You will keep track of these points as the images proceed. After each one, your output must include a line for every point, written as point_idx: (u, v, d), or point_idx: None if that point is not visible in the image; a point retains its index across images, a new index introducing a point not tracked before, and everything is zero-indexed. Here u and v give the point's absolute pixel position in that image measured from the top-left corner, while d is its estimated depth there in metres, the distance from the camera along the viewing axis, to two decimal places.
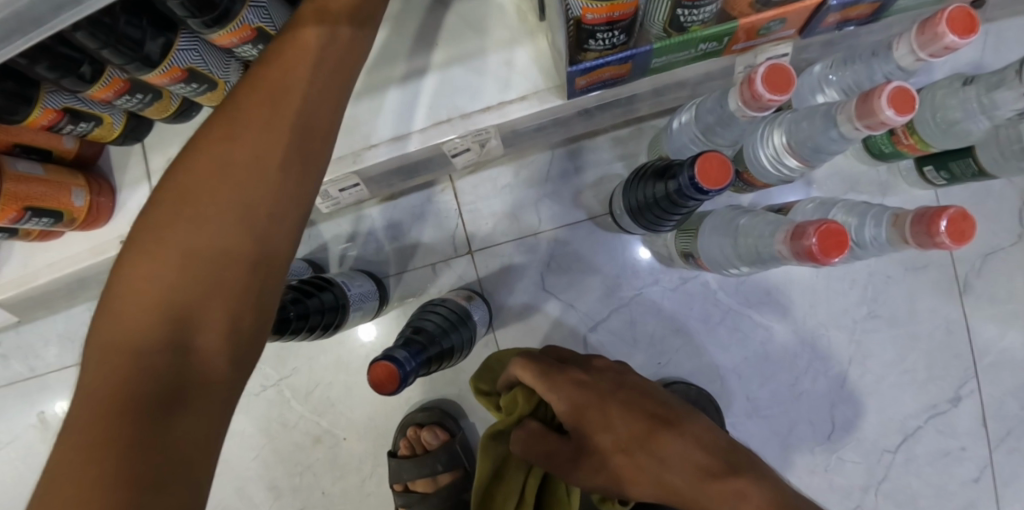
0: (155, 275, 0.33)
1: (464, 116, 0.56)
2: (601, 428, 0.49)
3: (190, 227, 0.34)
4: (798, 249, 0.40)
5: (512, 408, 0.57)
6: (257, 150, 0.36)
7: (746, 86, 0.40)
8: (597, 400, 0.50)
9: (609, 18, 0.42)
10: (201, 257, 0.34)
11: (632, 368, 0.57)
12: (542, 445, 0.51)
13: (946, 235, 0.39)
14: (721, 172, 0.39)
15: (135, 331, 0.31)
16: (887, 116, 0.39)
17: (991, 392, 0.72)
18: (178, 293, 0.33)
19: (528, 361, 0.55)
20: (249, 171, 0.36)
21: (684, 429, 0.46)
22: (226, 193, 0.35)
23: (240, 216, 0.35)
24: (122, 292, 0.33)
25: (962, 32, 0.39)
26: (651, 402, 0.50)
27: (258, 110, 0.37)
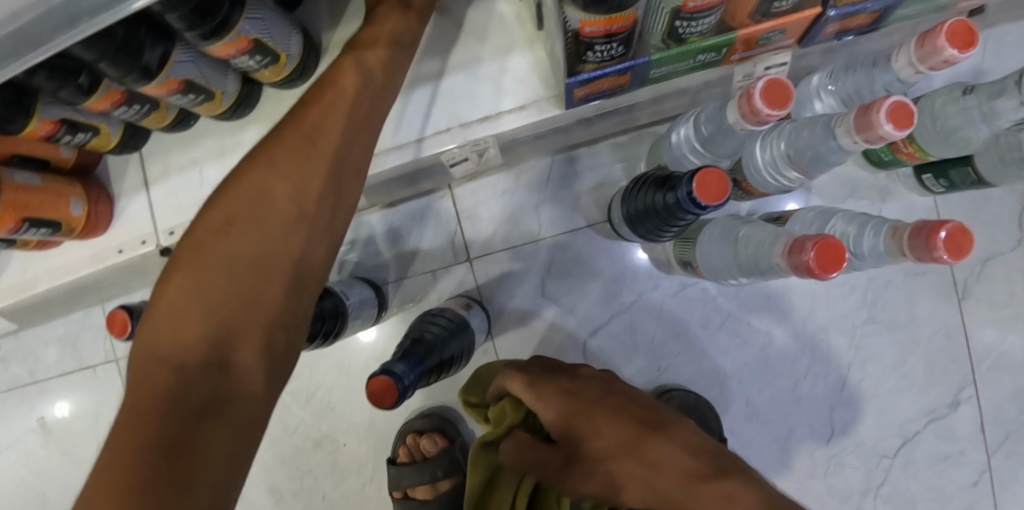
0: (202, 295, 0.37)
1: (462, 125, 0.56)
2: (590, 435, 0.49)
3: (232, 253, 0.38)
4: (796, 263, 0.41)
5: (502, 419, 0.58)
6: (292, 185, 0.39)
7: (745, 101, 0.40)
8: (585, 408, 0.51)
9: (607, 30, 0.42)
10: (240, 281, 0.38)
11: (616, 376, 0.57)
12: (533, 454, 0.51)
13: (945, 250, 0.39)
14: (720, 187, 0.38)
15: (184, 345, 0.36)
16: (887, 131, 0.39)
17: (990, 396, 0.72)
18: (221, 314, 0.37)
19: (516, 371, 0.56)
20: (286, 205, 0.39)
21: (671, 433, 0.47)
22: (264, 223, 0.39)
23: (276, 244, 0.39)
24: (172, 307, 0.37)
25: (962, 45, 0.39)
26: (638, 407, 0.51)
27: (296, 146, 0.40)
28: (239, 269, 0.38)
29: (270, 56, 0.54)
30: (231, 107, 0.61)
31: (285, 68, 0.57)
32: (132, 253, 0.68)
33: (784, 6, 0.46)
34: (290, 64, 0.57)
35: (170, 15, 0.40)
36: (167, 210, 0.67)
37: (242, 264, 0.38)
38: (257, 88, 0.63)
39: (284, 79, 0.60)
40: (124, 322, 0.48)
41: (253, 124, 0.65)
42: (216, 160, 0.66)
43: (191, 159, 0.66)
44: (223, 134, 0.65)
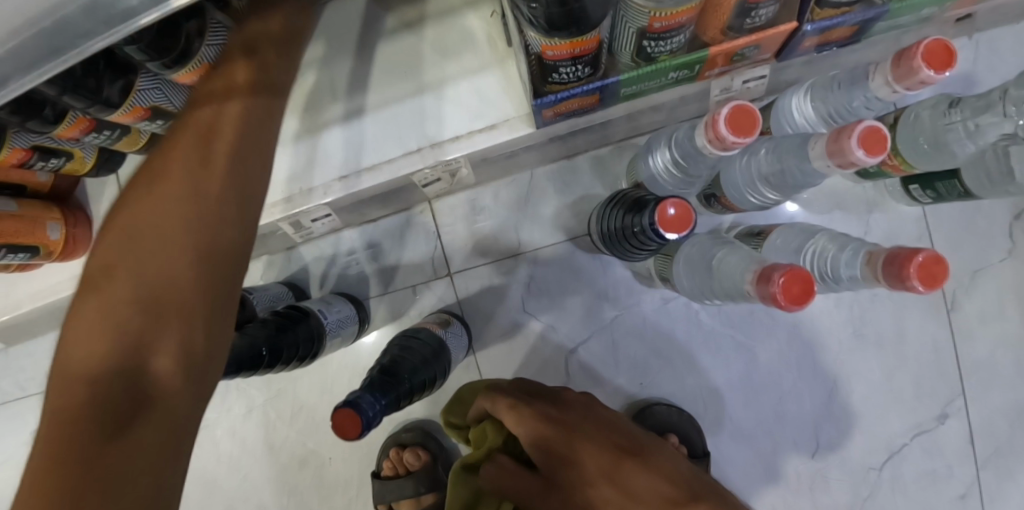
0: (121, 289, 0.33)
1: (433, 146, 0.55)
2: (569, 461, 0.47)
3: (127, 310, 0.32)
4: (763, 293, 0.39)
5: (482, 441, 0.56)
6: (201, 148, 0.35)
7: (710, 126, 0.39)
8: (564, 432, 0.49)
9: (572, 54, 0.41)
10: (158, 263, 0.33)
11: (598, 399, 0.57)
12: (511, 480, 0.47)
13: (917, 279, 0.38)
14: (683, 218, 0.37)
15: (95, 352, 0.31)
16: (858, 157, 0.38)
17: (979, 410, 0.71)
18: (139, 297, 0.33)
19: (494, 394, 0.54)
20: (194, 175, 0.34)
21: (650, 459, 0.47)
22: (170, 198, 0.34)
23: (190, 214, 0.34)
24: (82, 311, 0.33)
25: (938, 66, 0.38)
26: (618, 432, 0.50)
27: (190, 143, 0.35)
28: (153, 248, 0.33)
29: None
30: None
31: None
32: None
33: (757, 22, 0.44)
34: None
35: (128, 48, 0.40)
36: None
37: (155, 245, 0.33)
38: None
39: None
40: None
41: None
42: None
43: None
44: None
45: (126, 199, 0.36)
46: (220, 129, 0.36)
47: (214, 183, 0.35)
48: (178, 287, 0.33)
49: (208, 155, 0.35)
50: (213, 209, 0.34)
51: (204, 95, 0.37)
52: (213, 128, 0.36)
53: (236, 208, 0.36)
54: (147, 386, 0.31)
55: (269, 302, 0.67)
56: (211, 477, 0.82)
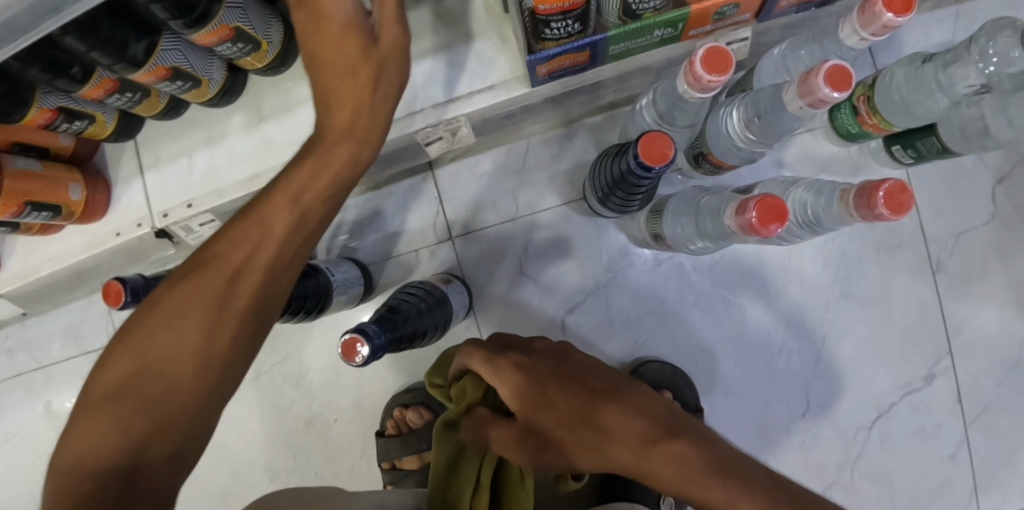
0: (144, 386, 0.33)
1: (435, 107, 0.59)
2: (542, 407, 0.49)
3: (137, 403, 0.32)
4: (741, 223, 0.42)
5: (462, 397, 0.59)
6: (242, 261, 0.36)
7: (688, 70, 0.42)
8: (538, 380, 0.51)
9: (561, 8, 0.44)
10: (177, 365, 0.34)
11: (573, 347, 0.58)
12: (491, 427, 0.53)
13: (883, 206, 0.40)
14: (665, 150, 0.41)
15: (95, 447, 0.31)
16: (825, 94, 0.41)
17: (966, 369, 0.73)
18: (159, 396, 0.33)
19: (470, 348, 0.56)
20: (227, 289, 0.36)
21: (624, 399, 0.47)
22: (199, 309, 0.35)
23: (220, 327, 0.35)
24: (91, 411, 0.33)
25: (899, 10, 0.41)
26: (594, 376, 0.51)
27: (239, 243, 0.36)
28: (174, 354, 0.34)
29: (252, 44, 0.57)
30: (217, 94, 0.64)
31: (267, 54, 0.60)
32: (128, 236, 0.71)
33: None
34: (272, 51, 0.60)
35: (155, 6, 0.44)
36: (160, 195, 0.70)
37: (177, 352, 0.34)
38: (243, 76, 0.66)
39: (265, 65, 0.62)
40: (119, 294, 0.52)
41: (239, 111, 0.68)
42: (206, 146, 0.69)
43: (181, 147, 0.70)
44: (211, 122, 0.69)
45: (160, 293, 0.36)
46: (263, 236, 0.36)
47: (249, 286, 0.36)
48: (191, 389, 0.34)
49: (253, 256, 0.36)
50: (238, 321, 0.36)
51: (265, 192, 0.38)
52: (265, 236, 0.36)
53: (257, 324, 0.37)
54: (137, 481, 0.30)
55: None
56: (220, 440, 0.85)
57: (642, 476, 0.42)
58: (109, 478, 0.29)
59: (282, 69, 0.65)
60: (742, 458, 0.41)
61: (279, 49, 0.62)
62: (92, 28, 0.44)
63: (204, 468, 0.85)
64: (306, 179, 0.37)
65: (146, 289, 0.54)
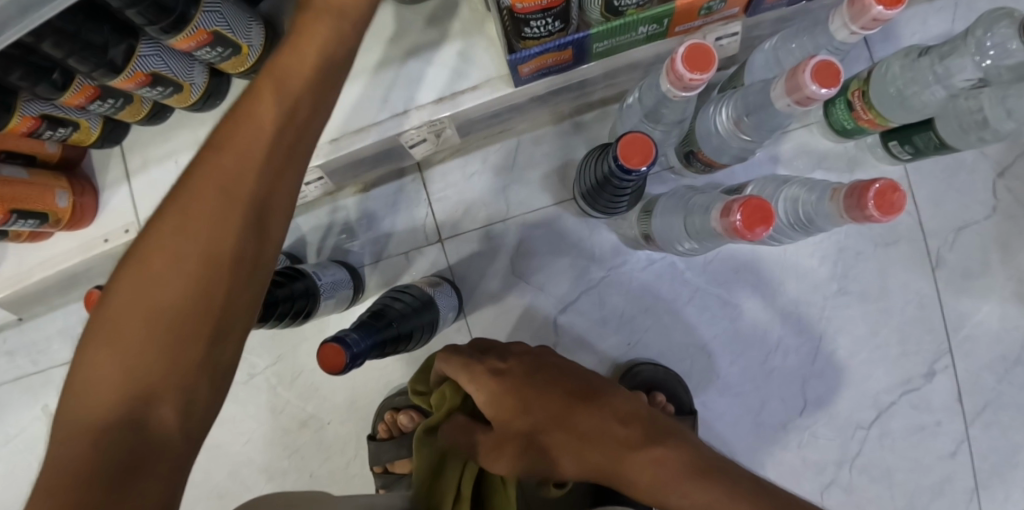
0: (138, 329, 0.28)
1: (418, 108, 0.58)
2: (520, 412, 0.49)
3: (129, 360, 0.28)
4: (725, 225, 0.41)
5: (442, 404, 0.57)
6: (235, 177, 0.32)
7: (670, 68, 0.41)
8: (514, 387, 0.51)
9: (540, 6, 0.43)
10: (178, 299, 0.29)
11: (551, 349, 0.58)
12: (468, 437, 0.52)
13: (874, 206, 0.39)
14: (644, 151, 0.40)
15: (101, 403, 0.27)
16: (813, 90, 0.40)
17: (966, 366, 0.72)
18: (159, 340, 0.28)
19: (449, 353, 0.55)
20: (221, 208, 0.31)
21: (604, 402, 0.48)
22: (190, 234, 0.30)
23: (219, 253, 0.31)
24: (85, 365, 0.28)
25: (888, 2, 0.40)
26: (571, 378, 0.52)
27: (225, 170, 0.32)
28: (169, 290, 0.29)
29: (231, 48, 0.56)
30: (200, 99, 0.63)
31: (248, 58, 0.60)
32: (116, 243, 0.72)
33: None
34: (252, 55, 0.59)
35: (129, 10, 0.43)
36: (148, 199, 0.70)
37: (170, 287, 0.29)
38: (226, 80, 0.66)
39: (249, 68, 0.62)
40: (100, 300, 0.52)
41: None
42: (191, 150, 0.68)
43: (167, 151, 0.69)
44: (196, 126, 0.68)
45: (140, 237, 0.31)
46: (257, 145, 0.33)
47: (243, 214, 0.31)
48: (196, 336, 0.29)
49: (242, 180, 0.32)
50: (239, 255, 0.31)
51: (241, 112, 0.34)
52: (253, 158, 0.32)
53: (262, 255, 0.33)
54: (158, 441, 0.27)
55: None
56: (216, 442, 0.85)
57: (620, 479, 0.44)
58: (116, 441, 0.26)
59: (265, 73, 0.64)
60: (720, 458, 0.43)
61: (261, 53, 0.61)
62: (65, 31, 0.43)
63: (200, 469, 0.85)
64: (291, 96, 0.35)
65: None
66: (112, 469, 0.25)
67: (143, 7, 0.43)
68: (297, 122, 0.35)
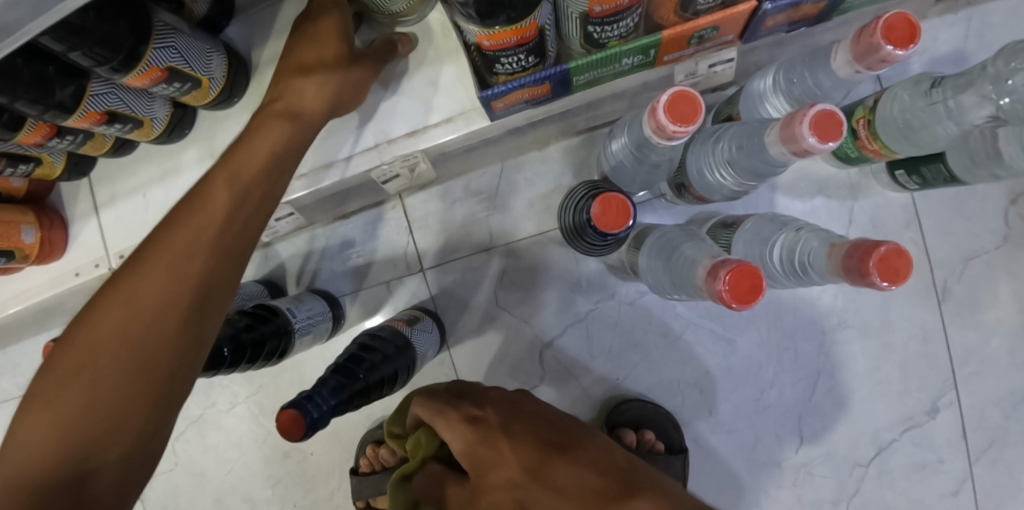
0: (81, 389, 0.31)
1: (389, 142, 0.55)
2: (492, 463, 0.42)
3: (66, 419, 0.30)
4: (711, 290, 0.38)
5: (415, 451, 0.50)
6: (178, 244, 0.35)
7: (652, 116, 0.37)
8: (487, 435, 0.44)
9: (510, 43, 0.39)
10: (117, 359, 0.32)
11: (530, 396, 0.53)
12: (439, 490, 0.44)
13: (878, 274, 0.35)
14: (622, 213, 0.37)
15: (36, 461, 0.29)
16: (811, 144, 0.35)
17: (972, 402, 0.68)
18: (98, 399, 0.31)
19: (419, 397, 0.49)
20: (163, 274, 0.34)
21: (582, 454, 0.43)
22: (133, 299, 0.33)
23: (157, 314, 0.33)
24: (28, 419, 0.30)
25: (900, 42, 0.35)
26: (548, 429, 0.46)
27: (176, 242, 0.35)
28: (111, 351, 0.32)
29: (190, 82, 0.52)
30: (165, 132, 0.60)
31: (210, 91, 0.56)
32: (87, 277, 0.69)
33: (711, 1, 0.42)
34: (215, 87, 0.56)
35: (73, 54, 0.38)
36: (118, 232, 0.67)
37: (114, 347, 0.32)
38: (192, 111, 0.62)
39: (214, 101, 0.58)
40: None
41: (193, 144, 0.64)
42: (159, 181, 0.65)
43: (136, 181, 0.66)
44: (164, 156, 0.65)
45: (93, 303, 0.34)
46: (201, 217, 0.36)
47: (191, 280, 0.34)
48: (134, 397, 0.31)
49: (191, 251, 0.35)
50: (181, 318, 0.34)
51: (198, 190, 0.38)
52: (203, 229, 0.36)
53: (206, 317, 0.35)
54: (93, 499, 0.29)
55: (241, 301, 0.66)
56: (199, 471, 0.84)
57: None
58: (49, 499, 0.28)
59: (233, 102, 0.61)
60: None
61: (225, 85, 0.58)
62: (8, 77, 0.38)
63: (184, 498, 0.84)
64: (247, 173, 0.39)
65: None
66: None
67: (88, 47, 0.38)
68: (234, 196, 0.38)
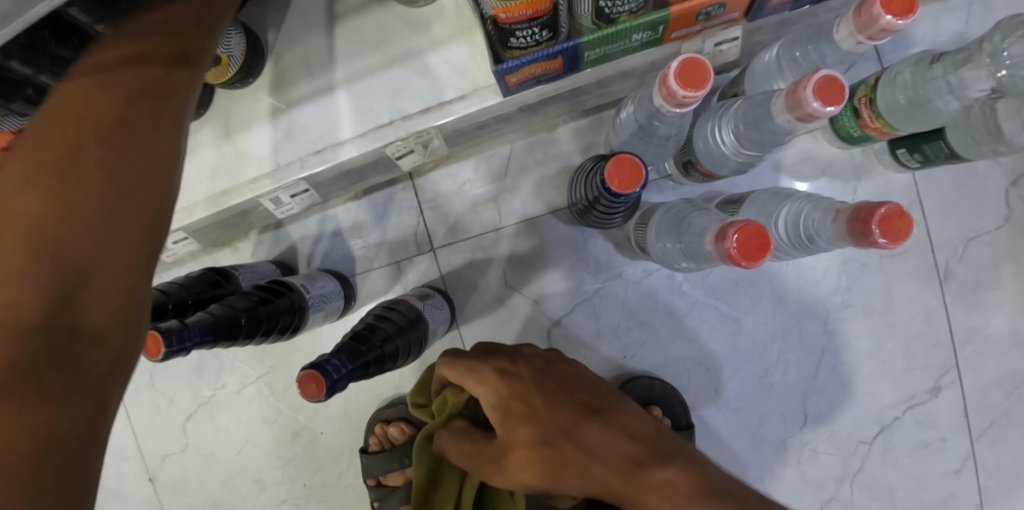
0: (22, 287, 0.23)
1: (403, 118, 0.56)
2: (523, 423, 0.44)
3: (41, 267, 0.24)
4: (720, 251, 0.39)
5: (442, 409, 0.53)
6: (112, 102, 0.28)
7: (662, 84, 0.38)
8: (521, 390, 0.46)
9: (525, 16, 0.40)
10: (76, 246, 0.25)
11: (563, 353, 0.53)
12: (468, 444, 0.48)
13: (880, 233, 0.37)
14: (635, 174, 0.38)
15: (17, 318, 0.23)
16: (815, 108, 0.37)
17: (974, 382, 0.69)
18: (50, 298, 0.24)
19: (450, 356, 0.50)
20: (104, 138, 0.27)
21: (612, 417, 0.44)
22: (71, 171, 0.26)
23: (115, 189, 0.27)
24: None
25: (900, 11, 0.37)
26: (580, 388, 0.47)
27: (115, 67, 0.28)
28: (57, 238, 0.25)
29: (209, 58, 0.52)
30: None
31: (229, 69, 0.55)
32: None
33: None
34: (234, 66, 0.54)
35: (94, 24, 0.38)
36: None
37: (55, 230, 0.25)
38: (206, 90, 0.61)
39: (233, 80, 0.57)
40: (157, 341, 0.46)
41: None
42: None
43: None
44: None
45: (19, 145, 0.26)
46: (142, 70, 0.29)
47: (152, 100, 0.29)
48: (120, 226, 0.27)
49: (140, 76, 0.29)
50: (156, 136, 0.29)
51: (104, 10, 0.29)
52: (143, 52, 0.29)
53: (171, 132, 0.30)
54: (88, 363, 0.24)
55: (255, 278, 0.69)
56: (210, 451, 0.85)
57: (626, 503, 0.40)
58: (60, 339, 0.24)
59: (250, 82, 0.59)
60: (733, 484, 0.38)
61: (244, 63, 0.56)
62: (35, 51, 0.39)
63: (195, 477, 0.85)
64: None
65: (188, 331, 0.49)
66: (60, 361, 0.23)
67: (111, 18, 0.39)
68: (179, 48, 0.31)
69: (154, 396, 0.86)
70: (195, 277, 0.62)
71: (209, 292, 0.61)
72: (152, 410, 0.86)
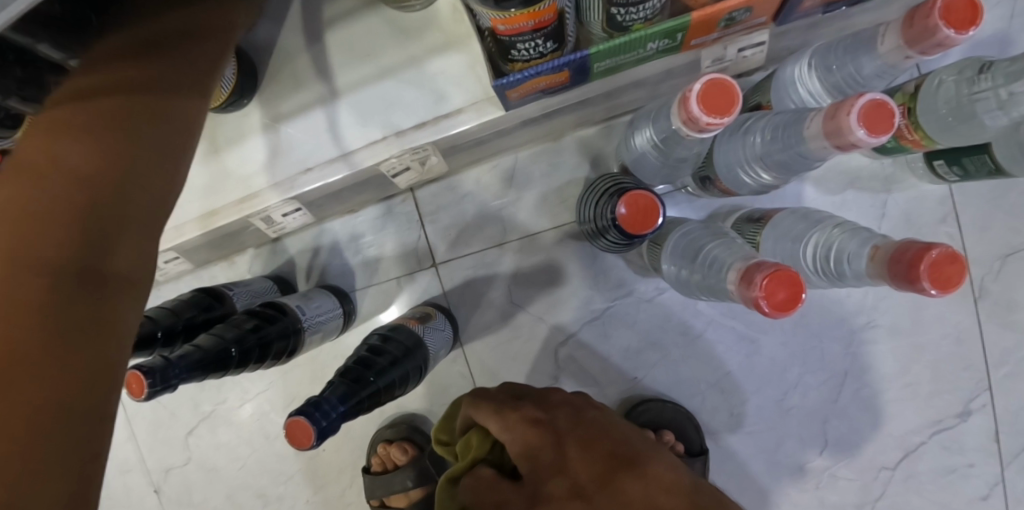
0: (42, 243, 0.21)
1: (398, 134, 0.52)
2: (553, 471, 0.41)
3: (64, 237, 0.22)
4: (745, 296, 0.35)
5: (466, 453, 0.50)
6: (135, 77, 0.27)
7: (682, 107, 0.34)
8: (553, 441, 0.43)
9: (528, 26, 0.36)
10: (106, 210, 0.24)
11: (591, 400, 0.51)
12: (492, 495, 0.41)
13: (928, 282, 0.33)
14: (651, 214, 0.35)
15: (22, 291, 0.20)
16: (859, 137, 0.32)
17: (1006, 406, 0.65)
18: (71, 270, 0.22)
19: (477, 398, 0.50)
20: (131, 106, 0.27)
21: (648, 469, 0.39)
22: (105, 132, 0.25)
23: (148, 160, 0.26)
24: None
25: (960, 25, 0.32)
26: (610, 438, 0.43)
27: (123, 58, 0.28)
28: (89, 192, 0.23)
29: None
30: None
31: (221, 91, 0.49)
32: None
33: None
34: (226, 87, 0.50)
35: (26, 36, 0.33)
36: None
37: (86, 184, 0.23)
38: None
39: (223, 103, 0.52)
40: (139, 379, 0.43)
41: None
42: None
43: None
44: None
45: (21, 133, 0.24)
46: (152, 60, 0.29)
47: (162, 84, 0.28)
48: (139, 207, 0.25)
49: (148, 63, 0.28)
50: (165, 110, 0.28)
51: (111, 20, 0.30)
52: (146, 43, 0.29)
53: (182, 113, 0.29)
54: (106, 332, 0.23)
55: (249, 298, 0.66)
56: (212, 467, 0.83)
57: None
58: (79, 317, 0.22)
59: (245, 103, 0.54)
60: None
61: (237, 82, 0.51)
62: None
63: (196, 493, 0.84)
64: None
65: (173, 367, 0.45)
66: (73, 333, 0.21)
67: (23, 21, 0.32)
68: (205, 56, 0.32)
69: (155, 410, 0.85)
70: (185, 300, 0.58)
71: (201, 316, 0.57)
72: (153, 423, 0.85)
